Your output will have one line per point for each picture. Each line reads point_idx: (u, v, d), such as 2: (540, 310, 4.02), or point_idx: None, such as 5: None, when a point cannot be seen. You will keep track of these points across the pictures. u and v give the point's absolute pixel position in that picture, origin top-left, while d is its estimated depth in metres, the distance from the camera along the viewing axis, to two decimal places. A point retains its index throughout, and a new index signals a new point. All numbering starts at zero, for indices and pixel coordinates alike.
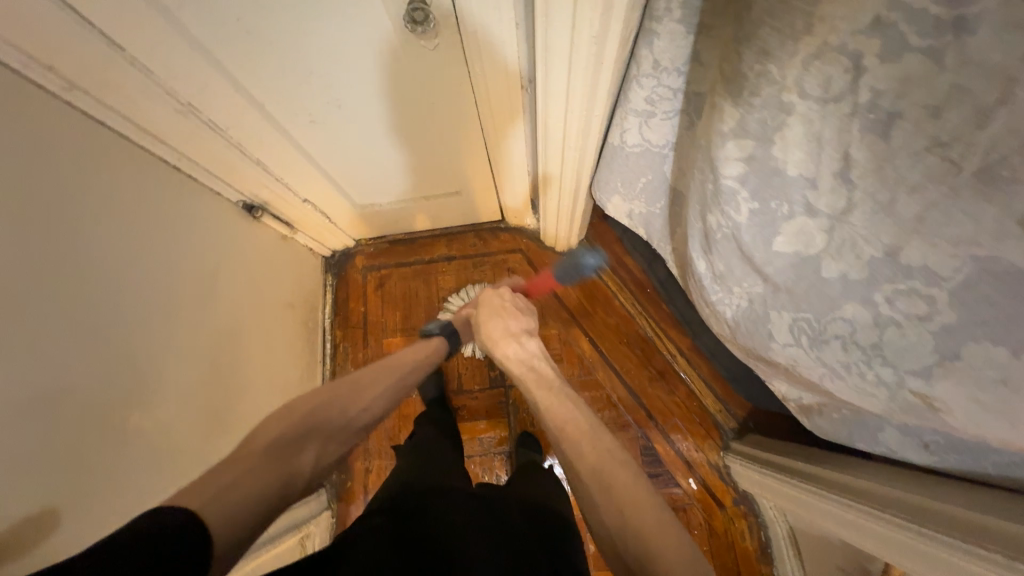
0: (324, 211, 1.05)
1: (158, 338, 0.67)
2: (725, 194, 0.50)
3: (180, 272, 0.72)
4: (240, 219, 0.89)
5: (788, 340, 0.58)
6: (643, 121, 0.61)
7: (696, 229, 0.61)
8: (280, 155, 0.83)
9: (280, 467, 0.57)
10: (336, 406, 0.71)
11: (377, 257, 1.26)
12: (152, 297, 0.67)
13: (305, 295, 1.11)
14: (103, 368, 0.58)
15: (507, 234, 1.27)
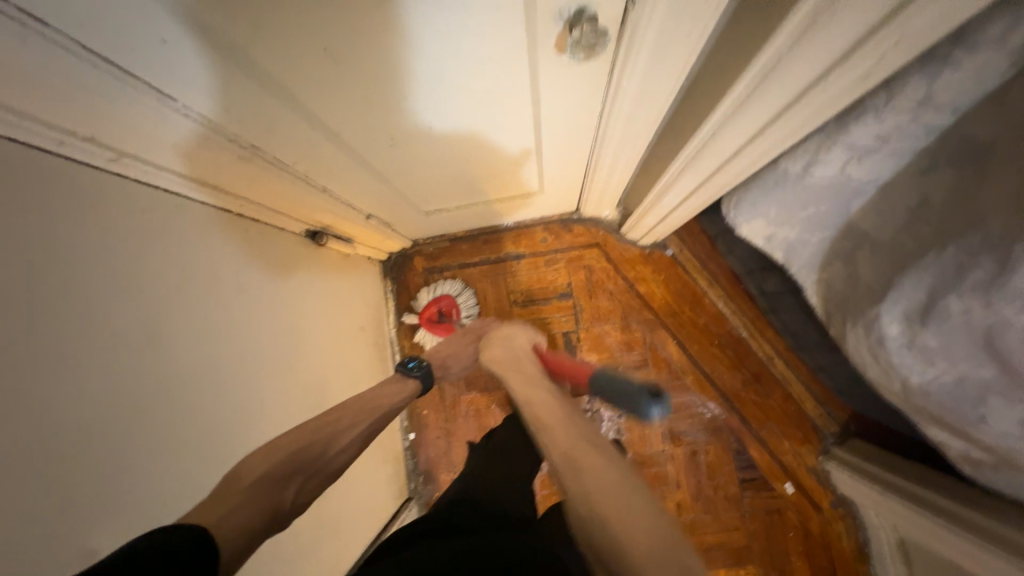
0: (384, 220, 0.93)
1: (250, 415, 0.62)
2: (1011, 290, 0.37)
3: (256, 335, 0.65)
4: (303, 249, 0.80)
5: (1013, 429, 0.47)
6: (855, 157, 0.48)
7: (904, 292, 0.48)
8: (345, 179, 0.69)
9: (266, 504, 0.50)
10: (321, 442, 0.60)
11: (438, 259, 1.17)
12: (238, 374, 0.61)
13: (368, 312, 1.05)
14: (211, 471, 0.54)
15: (580, 226, 1.14)
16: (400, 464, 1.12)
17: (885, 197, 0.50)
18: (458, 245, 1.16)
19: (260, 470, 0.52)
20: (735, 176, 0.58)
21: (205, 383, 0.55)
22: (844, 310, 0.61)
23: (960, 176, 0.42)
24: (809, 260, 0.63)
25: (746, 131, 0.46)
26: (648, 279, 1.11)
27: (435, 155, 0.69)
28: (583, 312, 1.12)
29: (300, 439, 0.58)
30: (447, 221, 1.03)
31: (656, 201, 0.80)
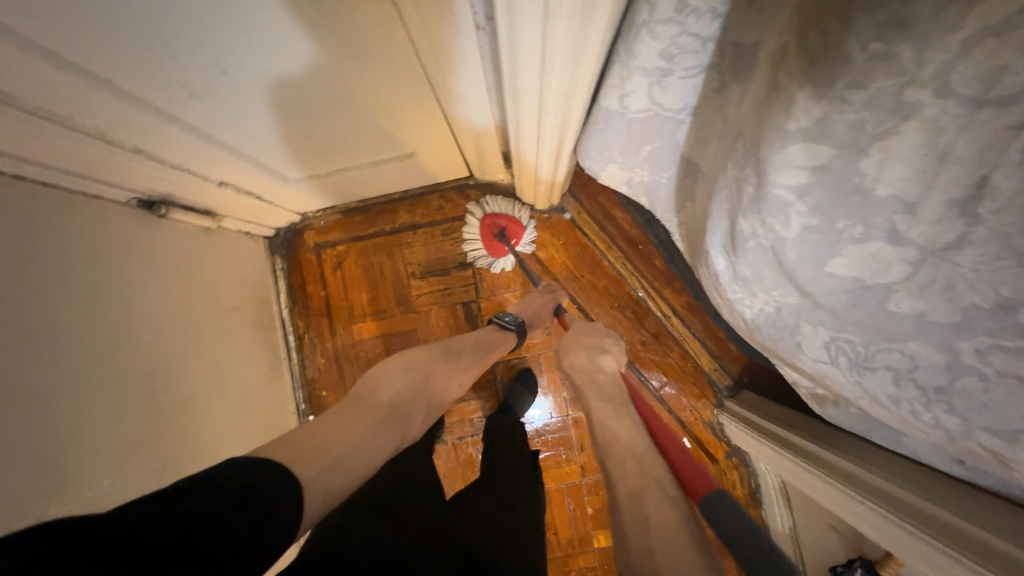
0: (245, 187, 0.85)
1: (58, 401, 0.56)
2: (769, 205, 0.37)
3: (84, 339, 0.60)
4: (142, 221, 0.73)
5: (822, 356, 0.48)
6: (653, 82, 0.45)
7: (717, 223, 0.48)
8: (155, 134, 0.62)
9: (398, 431, 0.61)
10: (440, 373, 0.71)
11: (330, 232, 1.10)
12: (61, 386, 0.56)
13: (249, 292, 0.99)
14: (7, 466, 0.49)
15: (477, 191, 1.10)
16: None
17: (696, 127, 0.48)
18: (351, 217, 1.10)
19: (393, 393, 0.64)
20: (565, 118, 0.55)
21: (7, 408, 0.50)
22: (696, 249, 0.61)
23: (741, 86, 0.38)
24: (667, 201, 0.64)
25: (530, 59, 0.42)
26: (548, 245, 1.09)
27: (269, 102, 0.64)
28: (484, 281, 1.09)
29: (418, 368, 0.68)
30: (326, 189, 0.97)
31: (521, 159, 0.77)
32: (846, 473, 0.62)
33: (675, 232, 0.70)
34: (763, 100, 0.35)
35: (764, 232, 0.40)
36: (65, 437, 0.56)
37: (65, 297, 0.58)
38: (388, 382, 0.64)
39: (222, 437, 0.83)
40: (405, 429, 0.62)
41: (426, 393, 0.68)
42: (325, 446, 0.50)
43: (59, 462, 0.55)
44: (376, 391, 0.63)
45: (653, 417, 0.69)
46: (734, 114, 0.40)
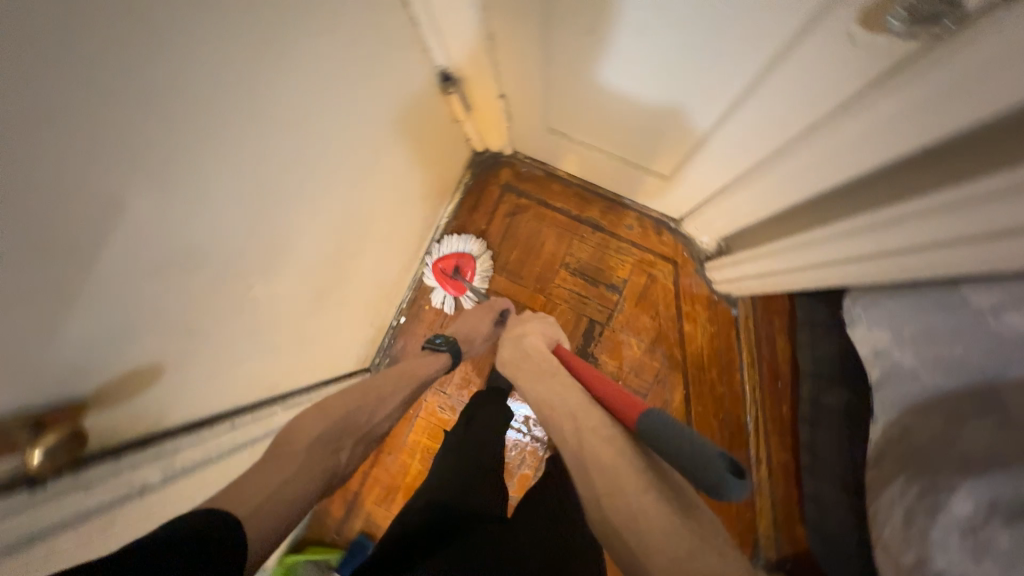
0: (509, 106, 0.86)
1: (306, 197, 0.58)
2: None
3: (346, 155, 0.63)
4: (430, 86, 0.76)
5: None
6: None
7: (1019, 480, 0.44)
8: (513, 29, 0.64)
9: (318, 471, 0.59)
10: (367, 410, 0.70)
11: (524, 181, 1.11)
12: (302, 199, 0.58)
13: (438, 189, 1.01)
14: (255, 229, 0.52)
15: (670, 235, 1.07)
16: (378, 339, 1.08)
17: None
18: (549, 181, 1.10)
19: (316, 430, 0.62)
20: (908, 263, 0.54)
21: (271, 191, 0.52)
22: (920, 460, 0.56)
23: None
24: (905, 399, 0.59)
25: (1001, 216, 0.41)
26: (698, 324, 1.05)
27: (616, 73, 0.64)
28: (620, 313, 1.07)
29: (346, 405, 0.67)
30: (558, 149, 0.96)
31: (777, 250, 0.75)
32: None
33: (877, 420, 0.65)
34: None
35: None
36: (282, 242, 0.58)
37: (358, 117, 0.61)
38: (300, 422, 0.62)
39: (352, 297, 0.85)
40: (331, 462, 0.62)
41: (348, 428, 0.66)
42: (244, 497, 0.48)
43: (279, 248, 0.58)
44: (298, 430, 0.61)
45: (585, 373, 0.69)
46: None
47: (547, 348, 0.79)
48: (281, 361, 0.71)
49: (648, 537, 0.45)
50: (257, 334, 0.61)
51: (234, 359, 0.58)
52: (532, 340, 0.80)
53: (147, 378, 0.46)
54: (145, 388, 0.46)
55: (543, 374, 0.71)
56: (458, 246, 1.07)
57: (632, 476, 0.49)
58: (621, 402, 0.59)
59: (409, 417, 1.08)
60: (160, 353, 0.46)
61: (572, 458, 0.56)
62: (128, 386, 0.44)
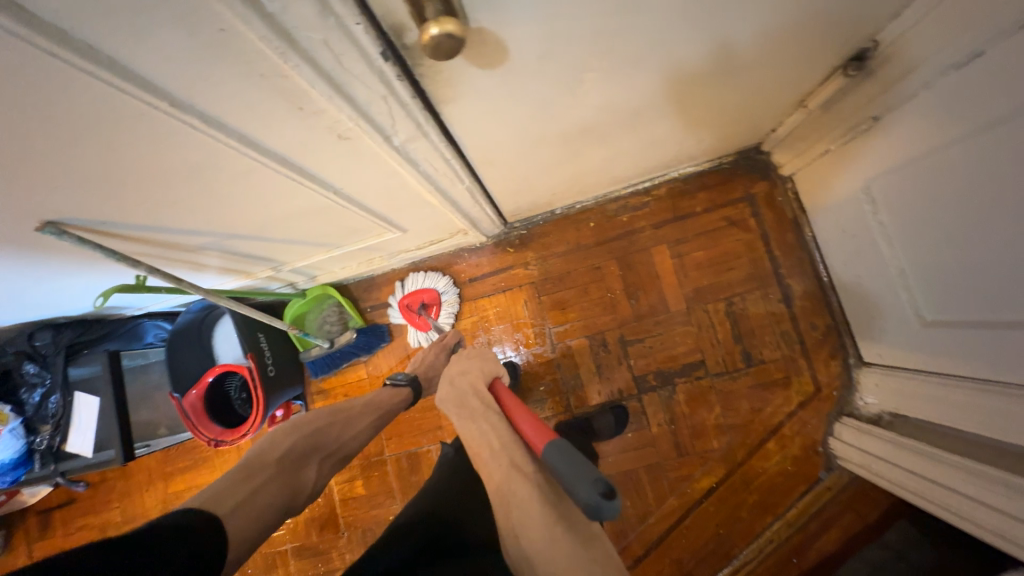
0: (857, 140, 0.76)
1: (695, 42, 0.53)
2: None
3: (747, 43, 0.56)
4: (835, 56, 0.66)
5: None
6: None
7: None
8: (983, 81, 0.53)
9: (286, 488, 0.62)
10: (335, 427, 0.72)
11: (767, 208, 1.01)
12: (674, 45, 0.52)
13: (705, 148, 0.93)
14: (655, 23, 0.47)
15: (838, 368, 0.96)
16: (535, 211, 1.07)
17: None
18: (788, 228, 1.00)
19: (284, 446, 0.65)
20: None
21: (687, 15, 0.47)
22: None
23: None
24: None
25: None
26: (782, 452, 0.97)
27: (1006, 208, 0.54)
28: (729, 381, 1.00)
29: (315, 423, 0.70)
30: (841, 213, 0.86)
31: (990, 478, 0.64)
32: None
33: None
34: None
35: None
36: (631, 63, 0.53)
37: (792, 23, 0.54)
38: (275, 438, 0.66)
39: (579, 162, 0.81)
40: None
41: (315, 446, 0.68)
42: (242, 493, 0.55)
43: (636, 61, 0.53)
44: (268, 451, 0.64)
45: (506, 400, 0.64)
46: None
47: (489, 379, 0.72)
48: (508, 154, 0.69)
49: (535, 555, 0.44)
50: (538, 114, 0.58)
51: (509, 113, 0.56)
52: (466, 374, 0.72)
53: (487, 59, 0.44)
54: (475, 65, 0.44)
55: (471, 418, 0.62)
56: (428, 279, 1.10)
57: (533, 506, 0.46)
58: (529, 431, 0.55)
59: (496, 286, 1.11)
60: (514, 48, 0.44)
61: (495, 501, 0.50)
62: (477, 49, 0.42)
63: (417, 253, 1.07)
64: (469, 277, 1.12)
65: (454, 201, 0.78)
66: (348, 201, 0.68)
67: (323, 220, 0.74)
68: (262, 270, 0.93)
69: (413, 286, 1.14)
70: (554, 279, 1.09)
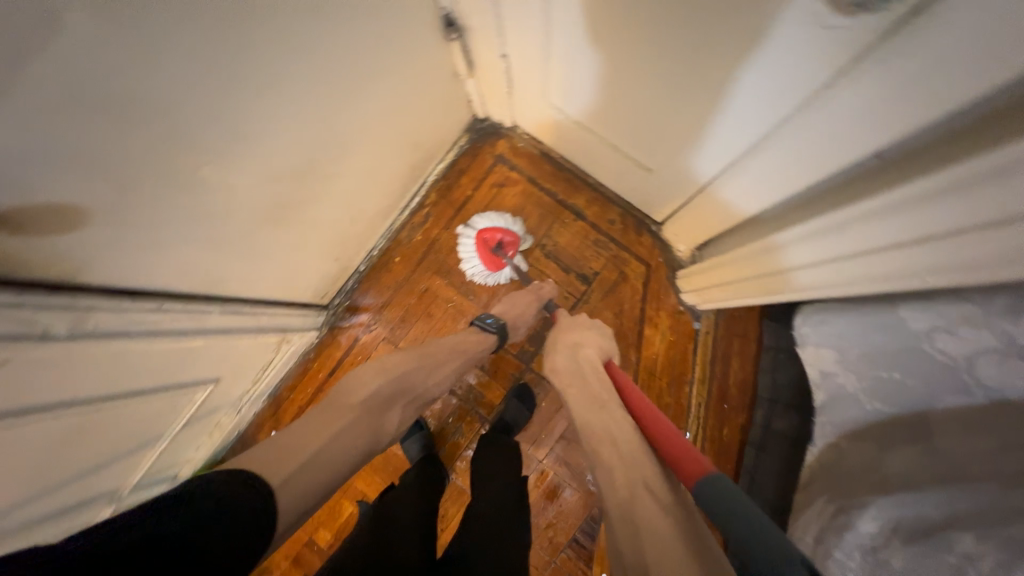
0: (512, 74, 0.86)
1: (289, 99, 0.59)
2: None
3: (332, 68, 0.62)
4: (432, 27, 0.75)
5: None
6: (960, 330, 0.47)
7: (905, 500, 0.47)
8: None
9: (365, 429, 0.57)
10: (425, 370, 0.67)
11: (517, 156, 1.11)
12: (270, 105, 0.57)
13: (429, 145, 1.01)
14: (222, 110, 0.52)
15: (649, 238, 1.07)
16: (342, 278, 1.08)
17: (965, 411, 0.47)
18: (543, 162, 1.11)
19: (372, 391, 0.59)
20: (893, 270, 0.49)
21: (245, 85, 0.52)
22: (839, 485, 0.57)
23: None
24: (841, 423, 0.60)
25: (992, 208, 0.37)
26: (659, 329, 1.05)
27: (608, 49, 0.65)
28: (585, 305, 1.07)
29: (407, 366, 0.64)
30: (558, 130, 0.96)
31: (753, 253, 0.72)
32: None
33: (814, 448, 0.65)
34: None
35: (990, 570, 0.37)
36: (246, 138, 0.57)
37: (358, 41, 0.62)
38: (365, 377, 0.60)
39: (320, 223, 0.84)
40: (378, 430, 0.58)
41: (405, 390, 0.63)
42: None
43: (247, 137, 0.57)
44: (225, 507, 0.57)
45: (633, 400, 0.55)
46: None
47: (600, 364, 0.64)
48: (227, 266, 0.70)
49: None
50: (204, 222, 0.60)
51: (171, 239, 0.57)
52: (588, 354, 0.65)
53: (68, 221, 0.45)
54: (61, 231, 0.45)
55: (592, 404, 0.54)
56: (496, 221, 1.04)
57: (678, 545, 0.35)
58: (672, 450, 0.44)
59: (355, 362, 1.09)
60: (88, 196, 0.45)
61: (619, 527, 0.39)
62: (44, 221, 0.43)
63: (260, 387, 1.03)
64: (328, 372, 1.09)
65: (221, 329, 0.76)
66: (103, 400, 0.62)
67: (101, 432, 0.66)
68: (101, 510, 0.81)
69: (285, 416, 1.09)
70: (399, 322, 1.10)
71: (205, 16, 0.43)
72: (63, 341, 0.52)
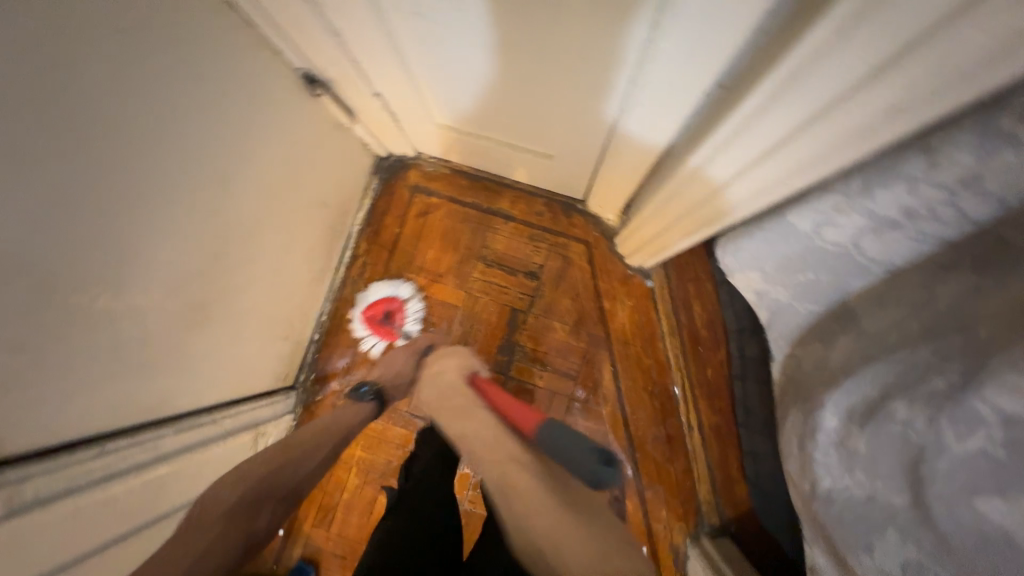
0: (393, 109, 0.87)
1: (177, 209, 0.59)
2: (967, 415, 0.39)
3: (207, 166, 0.61)
4: (296, 90, 0.75)
5: (888, 566, 0.47)
6: (874, 226, 0.50)
7: (860, 386, 0.50)
8: (364, 36, 0.66)
9: (235, 531, 0.58)
10: (288, 464, 0.67)
11: (431, 181, 1.12)
12: (158, 221, 0.57)
13: (340, 199, 1.01)
14: (104, 243, 0.51)
15: (579, 217, 1.09)
16: (300, 352, 1.05)
17: (885, 283, 0.53)
18: (458, 179, 1.12)
19: (228, 502, 0.60)
20: (800, 164, 0.46)
21: (113, 208, 0.50)
22: (800, 391, 0.60)
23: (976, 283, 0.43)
24: (793, 330, 0.65)
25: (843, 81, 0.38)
26: (617, 300, 1.07)
27: (462, 60, 0.66)
28: (542, 300, 1.08)
29: (266, 468, 0.65)
30: (458, 146, 0.98)
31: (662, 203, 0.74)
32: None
33: (776, 362, 0.69)
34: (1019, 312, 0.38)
35: (942, 429, 0.41)
36: (136, 258, 0.55)
37: (224, 129, 0.62)
38: (216, 493, 0.61)
39: (252, 311, 0.82)
40: (249, 527, 0.60)
41: (272, 494, 0.64)
42: None
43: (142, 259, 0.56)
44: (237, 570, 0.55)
45: (499, 403, 0.74)
46: (954, 304, 0.44)
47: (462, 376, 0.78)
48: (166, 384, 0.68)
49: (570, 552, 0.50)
50: (123, 353, 0.58)
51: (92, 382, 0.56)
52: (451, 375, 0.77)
53: None
54: None
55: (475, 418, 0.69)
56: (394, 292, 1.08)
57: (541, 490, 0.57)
58: (515, 416, 0.72)
59: None
60: None
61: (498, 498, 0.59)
62: None
63: None
64: None
65: (182, 448, 0.73)
66: (77, 564, 0.56)
67: None
68: None
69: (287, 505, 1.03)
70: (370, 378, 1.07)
71: (47, 163, 0.43)
72: (0, 522, 0.48)
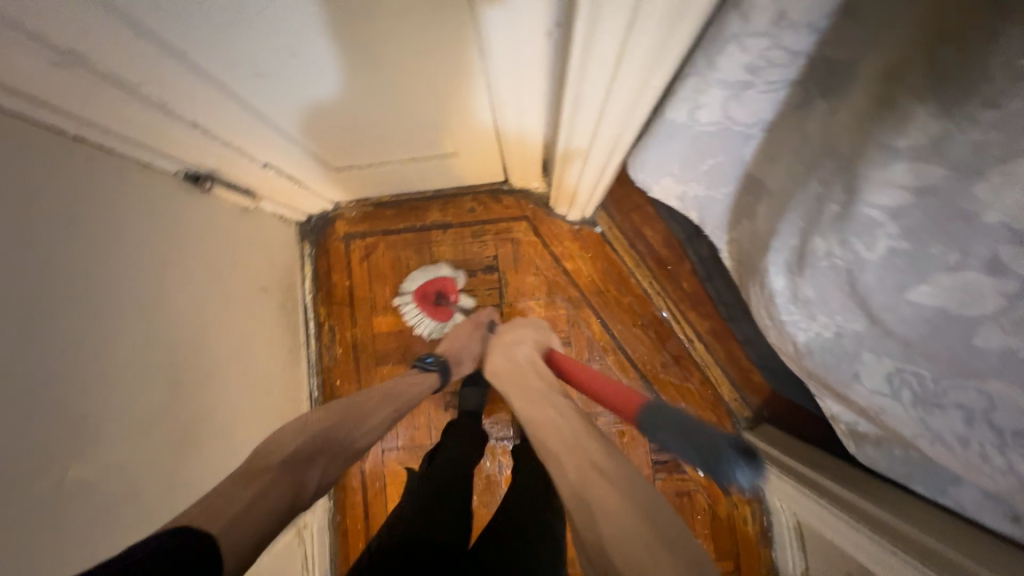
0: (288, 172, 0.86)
1: (112, 356, 0.57)
2: (859, 223, 0.41)
3: (128, 303, 0.60)
4: (184, 193, 0.74)
5: (880, 387, 0.49)
6: (733, 94, 0.51)
7: (784, 243, 0.52)
8: (222, 117, 0.65)
9: (291, 488, 0.50)
10: (347, 426, 0.61)
11: (359, 224, 1.11)
12: (97, 375, 0.55)
13: (277, 277, 0.99)
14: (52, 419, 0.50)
15: (510, 198, 1.10)
16: None
17: (767, 142, 0.54)
18: (383, 211, 1.11)
19: (288, 448, 0.53)
20: (647, 67, 0.47)
21: (44, 382, 0.49)
22: (750, 268, 0.63)
23: (827, 104, 0.45)
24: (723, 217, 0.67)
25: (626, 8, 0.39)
26: (576, 257, 1.09)
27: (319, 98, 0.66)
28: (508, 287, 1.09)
29: (325, 420, 0.60)
30: (366, 181, 0.97)
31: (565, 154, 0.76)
32: (861, 511, 0.60)
33: (722, 251, 0.71)
34: (866, 117, 0.40)
35: (849, 251, 0.43)
36: (88, 419, 0.53)
37: (128, 261, 0.61)
38: (279, 439, 0.54)
39: (237, 418, 0.81)
40: (300, 486, 0.51)
41: (325, 448, 0.57)
42: None
43: (98, 416, 0.55)
44: None
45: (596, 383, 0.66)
46: (819, 131, 0.46)
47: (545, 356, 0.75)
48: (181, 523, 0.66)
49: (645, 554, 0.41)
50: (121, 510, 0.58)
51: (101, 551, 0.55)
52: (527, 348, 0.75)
53: None
54: None
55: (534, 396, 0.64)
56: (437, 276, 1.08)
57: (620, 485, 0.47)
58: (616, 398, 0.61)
59: (378, 491, 1.04)
60: None
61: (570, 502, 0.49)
62: None
63: None
64: (363, 517, 1.04)
65: None
66: None
67: None
68: None
69: None
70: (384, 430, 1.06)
71: None
72: None
